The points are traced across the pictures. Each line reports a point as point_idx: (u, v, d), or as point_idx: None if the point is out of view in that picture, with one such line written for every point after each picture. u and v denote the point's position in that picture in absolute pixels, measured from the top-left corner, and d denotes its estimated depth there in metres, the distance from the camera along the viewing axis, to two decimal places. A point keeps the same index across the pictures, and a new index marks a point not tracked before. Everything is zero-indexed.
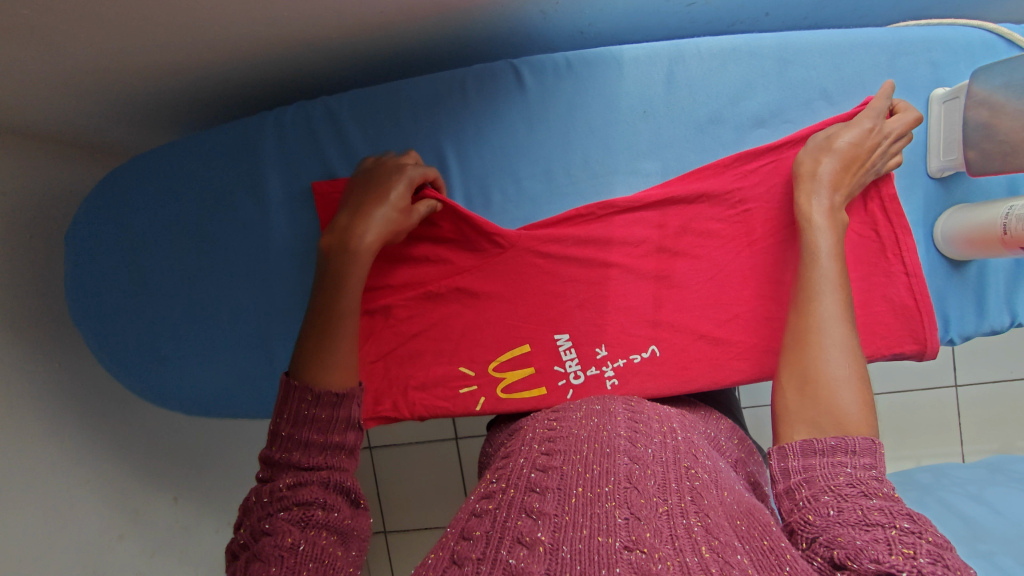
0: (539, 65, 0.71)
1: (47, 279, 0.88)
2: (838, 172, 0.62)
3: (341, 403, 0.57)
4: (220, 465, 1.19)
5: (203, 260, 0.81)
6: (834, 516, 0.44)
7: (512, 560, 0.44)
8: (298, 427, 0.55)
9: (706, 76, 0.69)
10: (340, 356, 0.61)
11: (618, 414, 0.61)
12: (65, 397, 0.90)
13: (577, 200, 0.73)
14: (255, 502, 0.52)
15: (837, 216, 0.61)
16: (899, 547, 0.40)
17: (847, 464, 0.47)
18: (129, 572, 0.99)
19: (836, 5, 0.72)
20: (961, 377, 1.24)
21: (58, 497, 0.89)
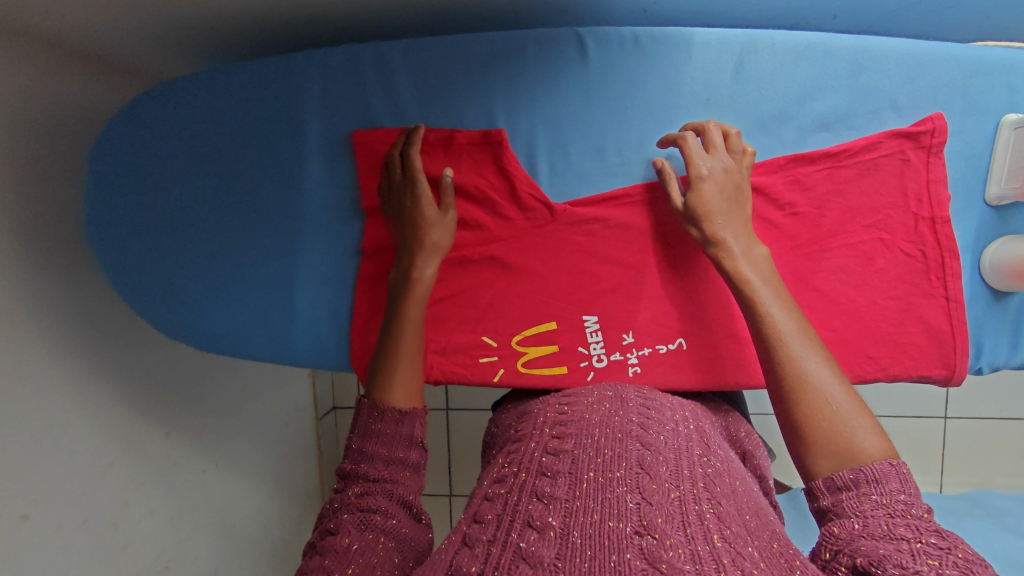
0: (604, 37, 0.68)
1: (57, 196, 0.84)
2: (732, 218, 0.63)
3: (405, 419, 0.60)
4: (212, 407, 1.19)
5: (231, 197, 0.78)
6: (860, 531, 0.43)
7: (522, 543, 0.44)
8: (367, 441, 0.59)
9: (776, 71, 0.67)
10: (404, 378, 0.64)
11: (631, 401, 0.62)
12: (64, 317, 0.87)
13: (625, 181, 0.71)
14: (328, 509, 0.55)
15: (753, 254, 0.61)
16: (924, 558, 0.39)
17: (873, 486, 0.46)
18: (117, 503, 0.96)
19: (905, 18, 0.68)
20: (951, 409, 1.24)
21: (54, 419, 0.86)
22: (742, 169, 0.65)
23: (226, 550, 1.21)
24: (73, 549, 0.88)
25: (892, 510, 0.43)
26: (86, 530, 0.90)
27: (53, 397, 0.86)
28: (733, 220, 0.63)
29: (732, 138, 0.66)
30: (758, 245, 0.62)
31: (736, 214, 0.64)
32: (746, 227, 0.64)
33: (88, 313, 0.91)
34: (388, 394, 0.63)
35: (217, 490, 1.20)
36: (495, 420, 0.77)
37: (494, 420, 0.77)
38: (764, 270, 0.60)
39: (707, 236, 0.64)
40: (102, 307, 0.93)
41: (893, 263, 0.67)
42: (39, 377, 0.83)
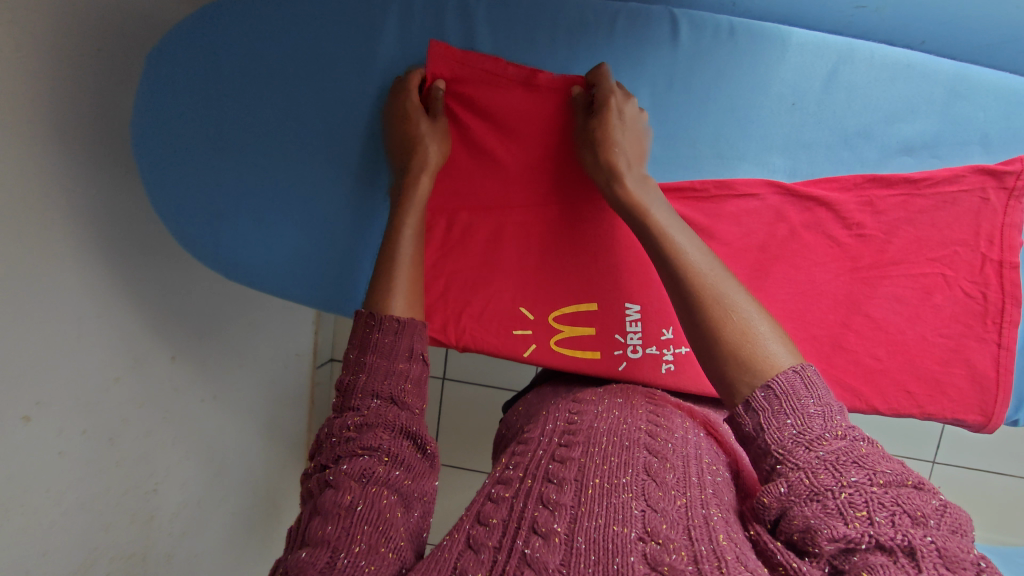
0: (700, 21, 0.66)
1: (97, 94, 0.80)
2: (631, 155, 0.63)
3: (403, 331, 0.56)
4: (220, 338, 1.18)
5: (287, 125, 0.76)
6: (786, 493, 0.43)
7: (526, 549, 0.43)
8: (365, 353, 0.55)
9: (870, 85, 0.65)
10: (400, 287, 0.60)
11: (641, 413, 0.62)
12: (88, 222, 0.83)
13: (693, 175, 0.68)
14: (326, 437, 0.51)
15: (648, 189, 0.62)
16: (853, 511, 0.40)
17: (788, 410, 0.45)
18: (116, 417, 0.94)
19: (999, 54, 0.67)
20: (941, 456, 1.23)
21: (68, 324, 0.83)
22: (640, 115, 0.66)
23: (212, 482, 1.21)
24: (69, 458, 0.87)
25: (812, 446, 0.44)
26: (83, 441, 0.89)
27: (71, 303, 0.83)
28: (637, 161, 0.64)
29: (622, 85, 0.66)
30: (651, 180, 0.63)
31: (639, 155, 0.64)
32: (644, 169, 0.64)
33: (115, 223, 0.88)
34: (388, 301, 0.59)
35: (212, 421, 1.19)
36: (506, 420, 0.76)
37: (503, 420, 0.76)
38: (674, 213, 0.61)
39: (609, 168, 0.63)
40: (128, 219, 0.90)
41: (950, 302, 0.66)
42: (59, 280, 0.80)
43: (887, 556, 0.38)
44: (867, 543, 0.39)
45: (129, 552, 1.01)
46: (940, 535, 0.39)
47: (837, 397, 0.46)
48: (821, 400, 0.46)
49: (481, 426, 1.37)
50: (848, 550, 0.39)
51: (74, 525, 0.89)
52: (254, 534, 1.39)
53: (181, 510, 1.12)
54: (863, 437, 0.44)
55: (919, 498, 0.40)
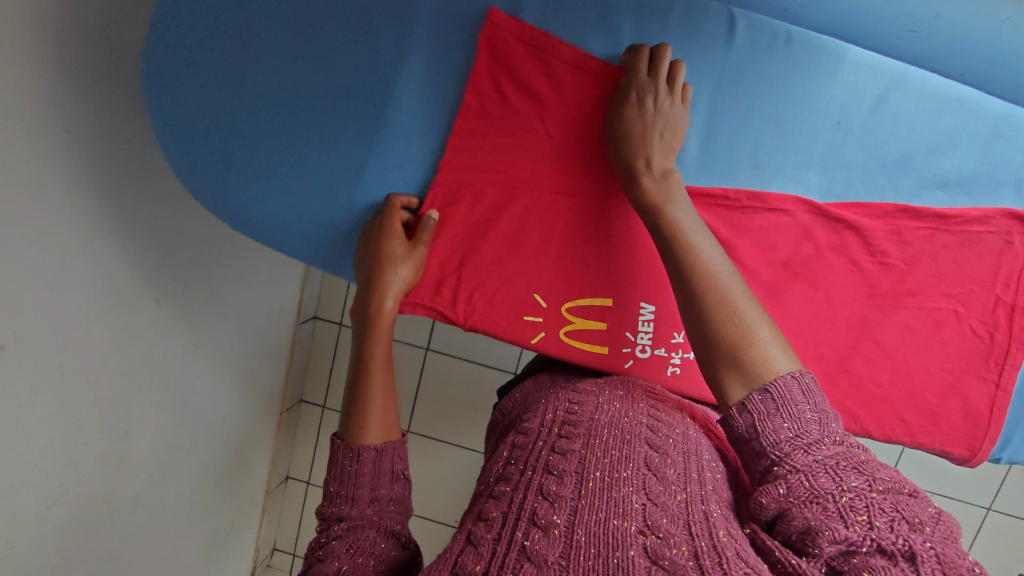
0: (758, 24, 0.64)
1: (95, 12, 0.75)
2: (659, 143, 0.62)
3: (383, 453, 0.60)
4: (207, 284, 1.13)
5: (311, 73, 0.69)
6: (785, 496, 0.43)
7: (527, 542, 0.44)
8: (345, 483, 0.59)
9: (918, 114, 0.64)
10: (376, 411, 0.63)
11: (640, 405, 0.62)
12: (74, 147, 0.77)
13: (727, 181, 0.67)
14: (314, 544, 0.56)
15: (673, 181, 0.60)
16: (854, 514, 0.41)
17: (785, 414, 0.46)
18: (94, 356, 0.90)
19: None
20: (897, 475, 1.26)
21: (49, 257, 0.77)
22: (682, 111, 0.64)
23: (185, 428, 1.18)
24: (42, 392, 0.82)
25: (809, 449, 0.44)
26: (59, 375, 0.84)
27: (54, 231, 0.77)
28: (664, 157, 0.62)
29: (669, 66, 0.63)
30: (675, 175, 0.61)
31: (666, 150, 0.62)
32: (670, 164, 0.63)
33: (104, 151, 0.81)
34: (363, 431, 0.62)
35: (191, 368, 1.15)
36: (500, 406, 0.74)
37: (496, 406, 0.75)
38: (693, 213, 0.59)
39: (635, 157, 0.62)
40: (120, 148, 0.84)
41: (958, 338, 0.68)
42: (43, 208, 0.74)
43: (887, 559, 0.38)
44: (868, 545, 0.39)
45: (96, 492, 0.98)
46: (937, 540, 0.40)
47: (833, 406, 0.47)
48: (816, 407, 0.47)
49: (465, 402, 1.36)
50: (849, 552, 0.40)
51: (42, 460, 0.85)
52: (220, 484, 1.37)
53: (151, 454, 1.09)
54: (857, 444, 0.45)
55: (916, 505, 0.41)
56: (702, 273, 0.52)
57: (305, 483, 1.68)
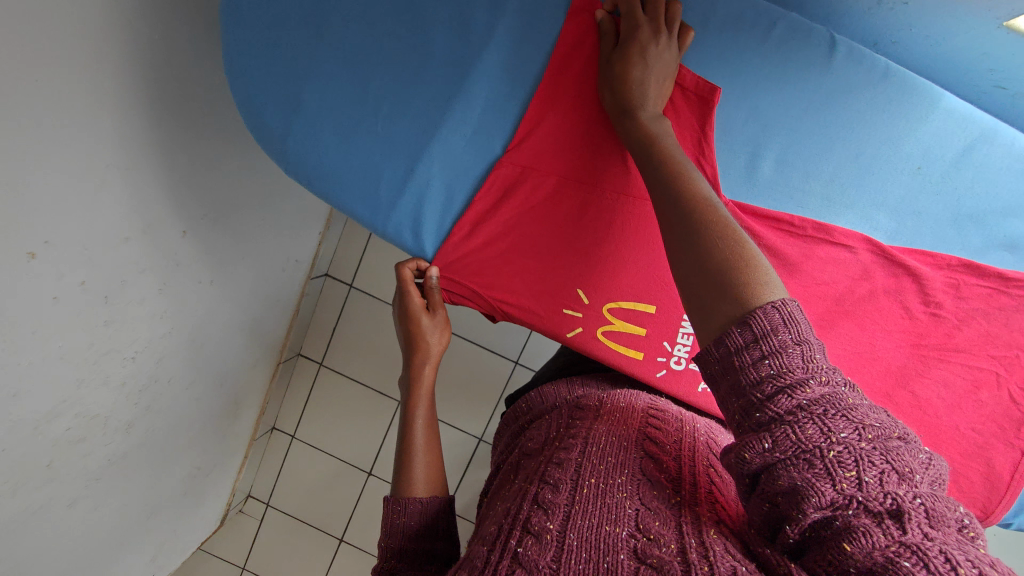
0: (858, 54, 0.63)
1: None
2: (659, 86, 0.60)
3: (427, 508, 0.62)
4: (233, 224, 1.12)
5: (396, 28, 0.68)
6: (768, 451, 0.37)
7: (520, 548, 0.45)
8: (392, 539, 0.60)
9: (999, 173, 0.63)
10: (419, 467, 0.66)
11: (639, 411, 0.62)
12: (130, 63, 0.75)
13: (795, 208, 0.66)
14: None
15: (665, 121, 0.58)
16: (841, 470, 0.35)
17: (766, 352, 0.38)
18: (116, 277, 0.88)
19: None
20: None
21: (92, 170, 0.75)
22: (676, 59, 0.61)
23: (187, 363, 1.17)
24: (62, 306, 0.81)
25: (793, 393, 0.37)
26: (80, 292, 0.83)
27: (100, 145, 0.75)
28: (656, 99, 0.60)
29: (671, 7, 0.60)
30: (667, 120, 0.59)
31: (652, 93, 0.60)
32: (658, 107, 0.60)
33: (157, 72, 0.79)
34: (411, 490, 0.64)
35: (204, 304, 1.14)
36: (513, 411, 0.75)
37: (509, 409, 0.77)
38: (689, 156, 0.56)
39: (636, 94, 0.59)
40: (173, 70, 0.82)
41: (993, 400, 0.68)
42: (91, 117, 0.72)
43: (873, 519, 0.34)
44: (853, 507, 0.35)
45: (94, 412, 0.97)
46: (927, 491, 0.35)
47: (818, 334, 0.39)
48: (800, 338, 0.39)
49: (470, 383, 1.36)
50: (833, 516, 0.35)
51: (51, 372, 0.84)
52: (210, 423, 1.37)
53: (152, 383, 1.09)
54: (846, 380, 0.38)
55: (908, 453, 0.36)
56: (689, 201, 0.47)
57: (289, 437, 1.68)
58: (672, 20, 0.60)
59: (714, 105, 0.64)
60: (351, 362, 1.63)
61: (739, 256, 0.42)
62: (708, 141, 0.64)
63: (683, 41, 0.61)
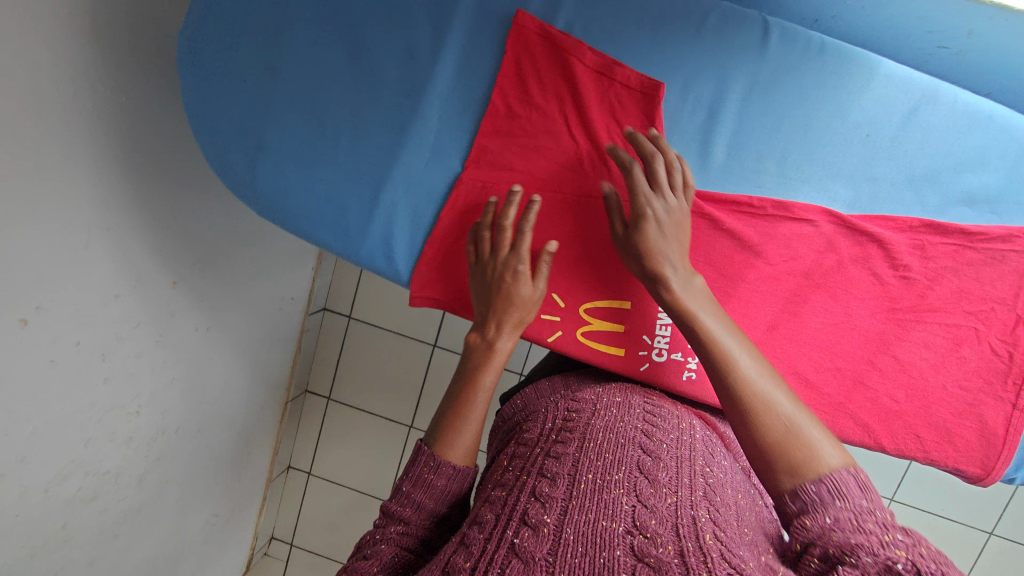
0: (792, 35, 0.64)
1: None
2: (679, 238, 0.61)
3: (454, 478, 0.60)
4: (223, 270, 1.14)
5: (347, 64, 0.70)
6: (831, 523, 0.41)
7: (516, 540, 0.46)
8: (416, 489, 0.58)
9: (948, 130, 0.64)
10: (465, 433, 0.62)
11: (638, 408, 0.62)
12: (103, 126, 0.77)
13: (754, 189, 0.67)
14: (367, 538, 0.57)
15: (692, 282, 0.59)
16: (895, 546, 0.38)
17: (830, 477, 0.44)
18: (111, 334, 0.90)
19: None
20: (900, 494, 1.29)
21: (75, 233, 0.78)
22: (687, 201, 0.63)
23: (194, 411, 1.19)
24: (60, 368, 0.83)
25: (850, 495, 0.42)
26: (76, 352, 0.85)
27: (80, 208, 0.77)
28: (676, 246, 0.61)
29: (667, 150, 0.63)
30: (698, 277, 0.60)
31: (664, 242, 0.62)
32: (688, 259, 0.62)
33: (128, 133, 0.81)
34: (446, 452, 0.61)
35: (202, 352, 1.15)
36: (503, 411, 0.74)
37: (501, 409, 0.75)
38: (720, 308, 0.58)
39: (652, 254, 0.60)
40: (147, 130, 0.85)
41: (976, 355, 0.68)
42: (67, 184, 0.74)
43: None
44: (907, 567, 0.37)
45: (104, 469, 0.98)
46: None
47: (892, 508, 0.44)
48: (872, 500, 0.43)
49: None
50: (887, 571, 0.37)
51: (56, 433, 0.86)
52: (223, 469, 1.38)
53: (159, 435, 1.10)
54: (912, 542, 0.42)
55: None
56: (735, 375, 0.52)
57: (305, 474, 1.68)
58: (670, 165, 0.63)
59: (660, 100, 0.66)
60: (358, 392, 1.63)
61: (792, 434, 0.47)
62: (659, 134, 0.67)
63: (684, 180, 0.63)
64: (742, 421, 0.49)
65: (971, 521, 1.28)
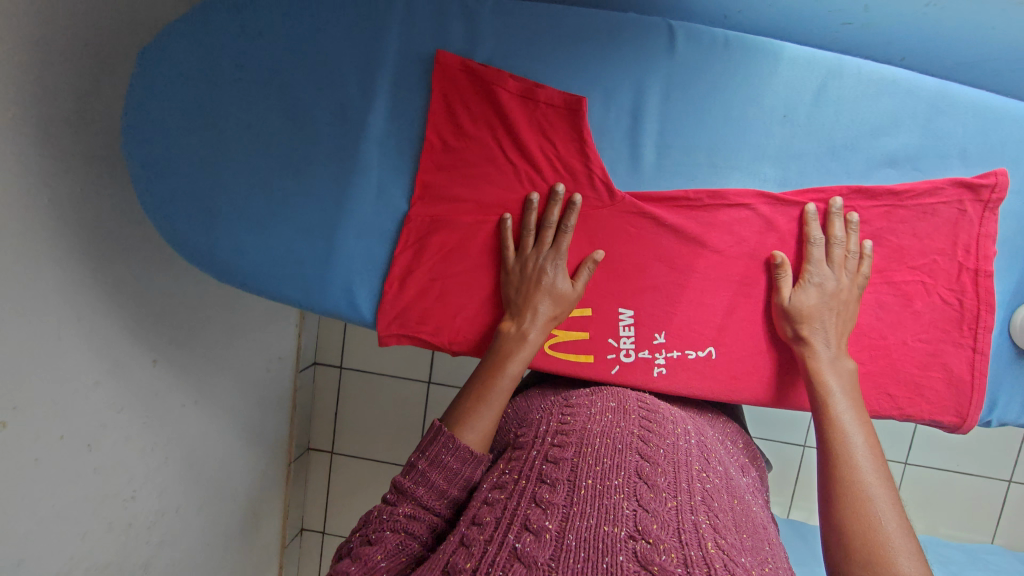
0: (697, 34, 0.67)
1: (88, 97, 0.78)
2: (839, 321, 0.66)
3: (471, 462, 0.60)
4: (203, 342, 1.14)
5: (284, 126, 0.72)
6: None
7: (518, 544, 0.47)
8: (432, 468, 0.59)
9: (858, 99, 0.67)
10: (483, 418, 0.64)
11: (633, 413, 0.63)
12: (66, 223, 0.79)
13: (687, 183, 0.70)
14: (376, 516, 0.58)
15: (840, 364, 0.65)
16: None
17: None
18: (94, 423, 0.90)
19: (980, 73, 0.71)
20: (913, 456, 1.29)
21: (46, 329, 0.79)
22: (858, 280, 0.67)
23: (193, 488, 1.17)
24: (45, 465, 0.83)
25: None
26: (60, 447, 0.85)
27: (48, 304, 0.79)
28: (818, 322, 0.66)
29: (851, 231, 0.68)
30: (851, 362, 0.66)
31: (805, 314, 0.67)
32: (840, 337, 0.67)
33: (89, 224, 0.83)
34: (463, 431, 0.63)
35: (194, 426, 1.15)
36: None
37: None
38: (848, 396, 0.63)
39: (800, 335, 0.67)
40: (107, 217, 0.87)
41: (929, 307, 0.70)
42: (33, 283, 0.76)
43: None
44: None
45: (105, 561, 0.97)
46: None
47: None
48: None
49: None
50: None
51: (51, 531, 0.85)
52: (232, 541, 1.36)
53: (159, 517, 1.09)
54: None
55: None
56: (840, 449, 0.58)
57: (320, 533, 1.66)
58: (861, 251, 0.68)
59: (586, 113, 0.69)
60: (361, 442, 1.61)
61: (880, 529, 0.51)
62: (590, 146, 0.69)
63: (863, 266, 0.68)
64: (834, 491, 0.55)
65: (983, 472, 1.28)
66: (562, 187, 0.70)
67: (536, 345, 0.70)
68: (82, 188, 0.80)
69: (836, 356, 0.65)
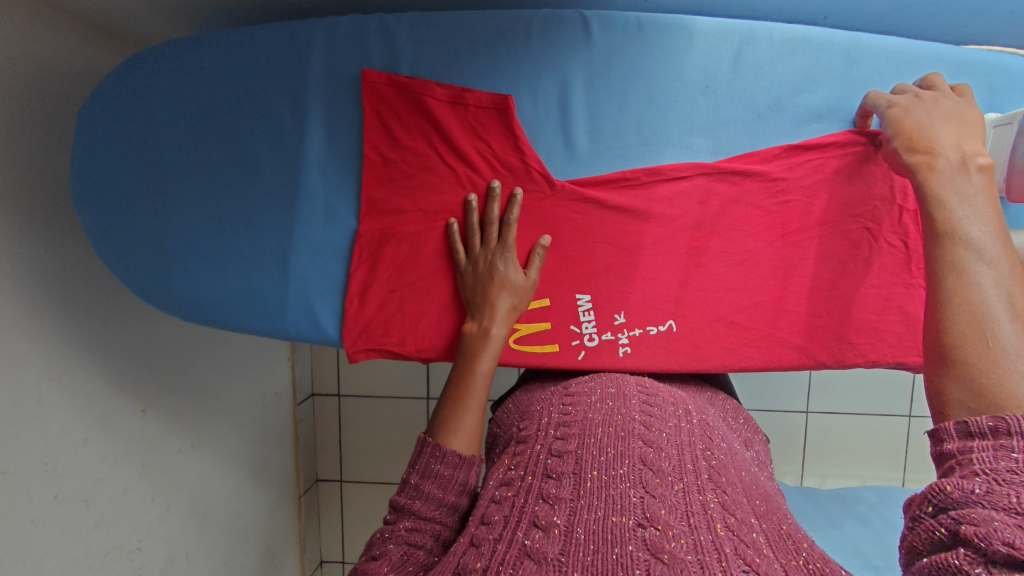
0: (610, 19, 0.69)
1: (35, 161, 0.80)
2: (954, 130, 0.58)
3: (462, 465, 0.61)
4: (193, 386, 1.15)
5: (226, 163, 0.74)
6: (980, 494, 0.37)
7: (528, 541, 0.47)
8: (425, 479, 0.59)
9: (774, 61, 0.69)
10: (463, 422, 0.64)
11: (633, 397, 0.63)
12: (32, 285, 0.80)
13: (624, 164, 0.72)
14: (378, 537, 0.58)
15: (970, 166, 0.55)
16: None
17: (1005, 442, 0.39)
18: (89, 477, 0.91)
19: (889, 21, 0.73)
20: (914, 408, 1.36)
21: (27, 389, 0.80)
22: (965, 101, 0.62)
23: (201, 533, 1.17)
24: (43, 525, 0.83)
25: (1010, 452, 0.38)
26: (57, 506, 0.85)
27: (25, 366, 0.80)
28: (929, 136, 0.59)
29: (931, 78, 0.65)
30: (985, 158, 0.55)
31: (912, 132, 0.60)
32: (967, 140, 0.57)
33: (57, 284, 0.84)
34: (446, 439, 0.63)
35: (195, 471, 1.15)
36: (495, 421, 0.75)
37: (493, 419, 0.76)
38: (978, 197, 0.53)
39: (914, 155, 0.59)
40: (76, 274, 0.88)
41: (878, 252, 0.71)
42: (8, 347, 0.77)
43: None
44: None
45: None
46: None
47: None
48: None
49: None
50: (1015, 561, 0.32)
51: None
52: None
53: (169, 565, 1.09)
54: None
55: None
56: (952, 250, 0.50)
57: (340, 563, 1.66)
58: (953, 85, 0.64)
59: (515, 110, 0.71)
60: (368, 468, 1.60)
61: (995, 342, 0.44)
62: (523, 141, 0.71)
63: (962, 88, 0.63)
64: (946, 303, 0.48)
65: None
66: (498, 183, 0.71)
67: (504, 337, 0.70)
68: (46, 249, 0.82)
69: (961, 162, 0.56)
